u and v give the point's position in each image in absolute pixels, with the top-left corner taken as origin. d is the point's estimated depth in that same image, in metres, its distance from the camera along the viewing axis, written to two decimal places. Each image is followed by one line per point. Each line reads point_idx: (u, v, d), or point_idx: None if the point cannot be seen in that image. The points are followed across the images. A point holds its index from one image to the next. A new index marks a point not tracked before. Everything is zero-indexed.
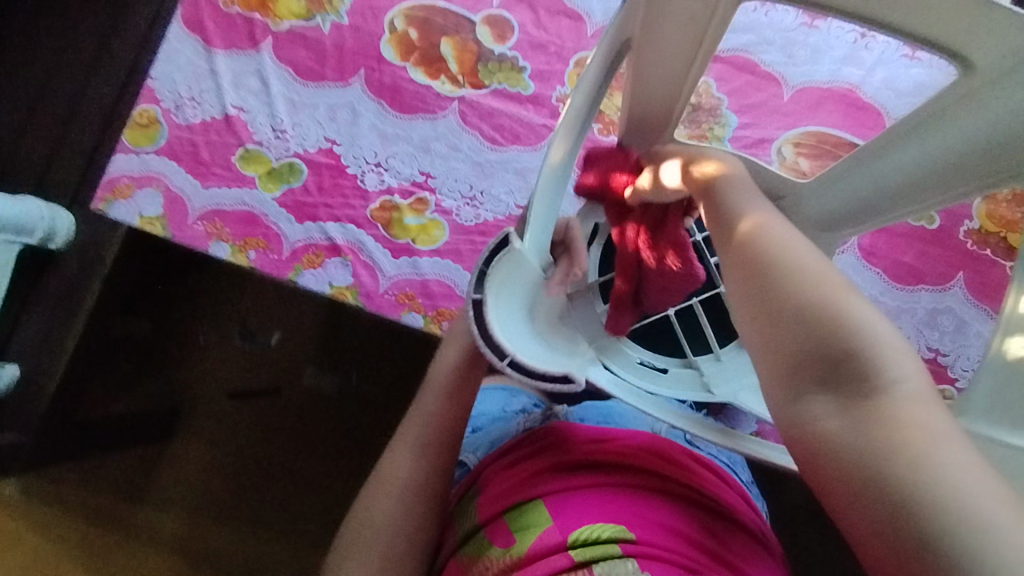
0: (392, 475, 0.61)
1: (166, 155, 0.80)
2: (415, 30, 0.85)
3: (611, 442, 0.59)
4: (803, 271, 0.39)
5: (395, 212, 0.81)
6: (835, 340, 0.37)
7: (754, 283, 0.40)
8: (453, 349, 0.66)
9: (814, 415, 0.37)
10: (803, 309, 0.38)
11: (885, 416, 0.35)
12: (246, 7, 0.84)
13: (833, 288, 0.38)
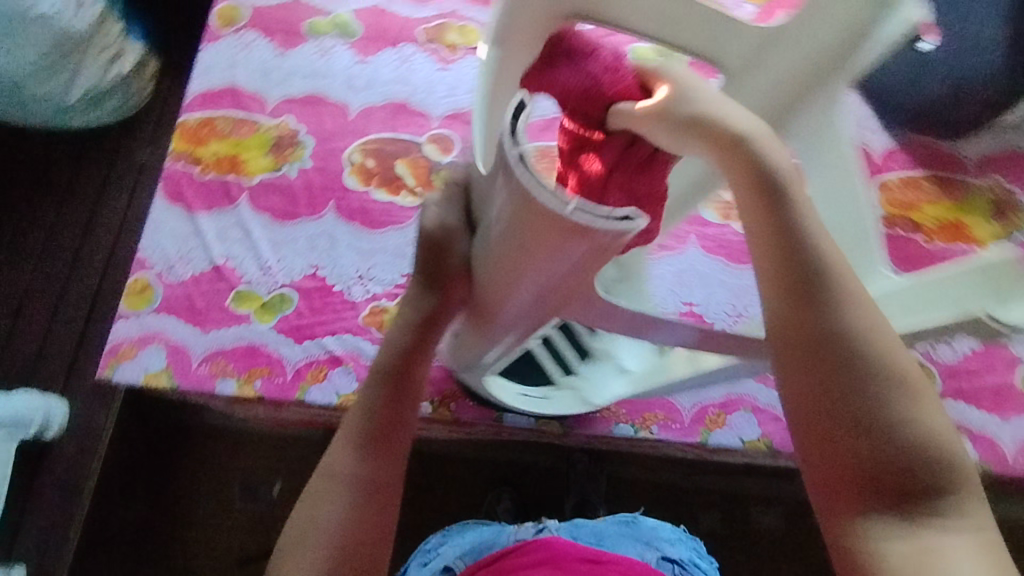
0: (337, 461, 0.54)
1: (164, 311, 0.81)
2: (371, 159, 0.88)
3: (602, 563, 0.68)
4: (883, 378, 0.43)
5: (384, 314, 0.81)
6: (866, 337, 0.44)
7: (806, 288, 0.45)
8: (396, 332, 0.60)
9: (873, 532, 0.42)
10: (839, 308, 0.44)
11: (893, 392, 0.43)
12: (221, 173, 0.88)
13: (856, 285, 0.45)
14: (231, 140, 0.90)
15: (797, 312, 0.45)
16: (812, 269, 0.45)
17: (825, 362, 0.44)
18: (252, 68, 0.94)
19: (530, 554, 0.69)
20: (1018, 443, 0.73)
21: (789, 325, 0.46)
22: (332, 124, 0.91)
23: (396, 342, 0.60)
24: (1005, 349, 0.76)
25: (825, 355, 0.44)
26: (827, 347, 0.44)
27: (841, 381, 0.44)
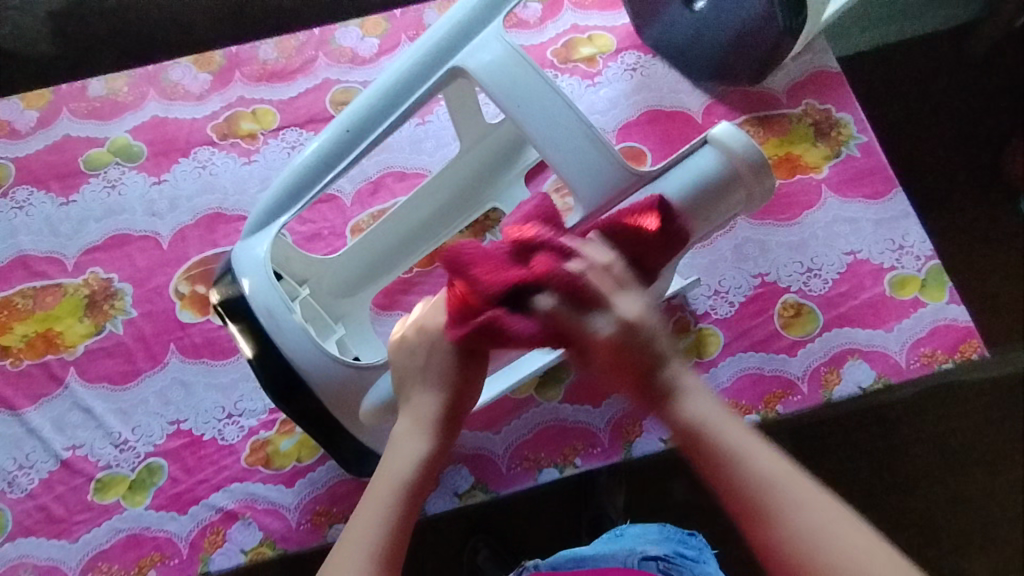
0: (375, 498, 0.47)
1: (22, 534, 0.71)
2: (202, 284, 0.80)
3: None
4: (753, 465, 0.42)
5: (267, 446, 0.73)
6: (781, 486, 0.41)
7: (700, 449, 0.44)
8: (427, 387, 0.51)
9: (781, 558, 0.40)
10: (736, 462, 0.43)
11: (829, 539, 0.40)
12: (36, 356, 0.77)
13: (747, 439, 0.44)
14: (38, 315, 0.79)
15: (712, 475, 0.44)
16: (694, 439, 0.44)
17: (745, 512, 0.42)
18: (36, 228, 0.83)
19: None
20: (905, 348, 0.75)
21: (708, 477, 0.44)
22: (146, 260, 0.82)
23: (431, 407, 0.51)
24: (865, 262, 0.79)
25: (747, 502, 0.42)
26: (738, 502, 0.42)
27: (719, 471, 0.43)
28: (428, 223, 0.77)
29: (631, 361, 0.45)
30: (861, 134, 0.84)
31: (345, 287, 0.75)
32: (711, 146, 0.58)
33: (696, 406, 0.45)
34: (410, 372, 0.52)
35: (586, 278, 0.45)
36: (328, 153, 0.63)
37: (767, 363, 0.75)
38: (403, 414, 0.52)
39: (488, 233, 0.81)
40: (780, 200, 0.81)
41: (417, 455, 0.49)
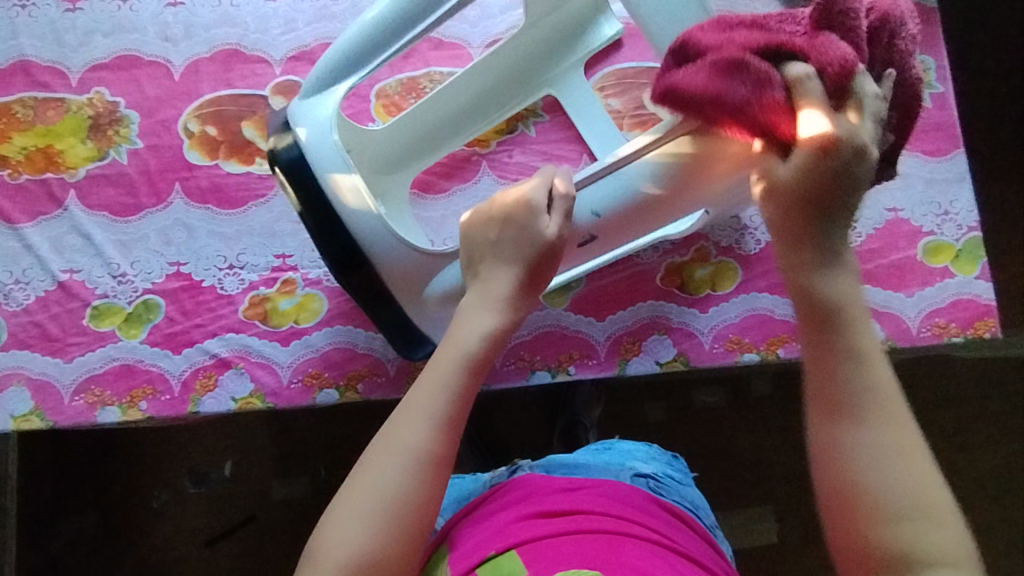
0: (422, 417, 0.51)
1: (15, 347, 0.71)
2: (212, 125, 0.76)
3: (579, 491, 0.56)
4: (867, 368, 0.50)
5: (266, 303, 0.73)
6: (875, 394, 0.49)
7: (823, 334, 0.51)
8: (467, 330, 0.55)
9: (844, 440, 0.48)
10: (856, 357, 0.50)
11: (887, 455, 0.47)
12: (36, 171, 0.74)
13: (872, 347, 0.51)
14: (38, 129, 0.75)
15: (823, 374, 0.50)
16: (835, 317, 0.51)
17: (838, 410, 0.49)
18: (39, 32, 0.77)
19: (505, 496, 0.57)
20: (921, 315, 0.74)
21: (810, 374, 0.51)
22: (156, 89, 0.76)
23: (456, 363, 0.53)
24: (904, 223, 0.75)
25: (833, 400, 0.49)
26: (830, 395, 0.49)
27: (826, 349, 0.50)
28: (480, 101, 0.73)
29: (806, 197, 0.53)
30: (938, 84, 0.77)
31: (395, 157, 0.72)
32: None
33: (842, 286, 0.52)
34: (498, 247, 0.57)
35: (778, 125, 0.54)
36: (388, 24, 0.59)
37: (780, 308, 0.74)
38: (472, 289, 0.57)
39: (520, 124, 0.77)
40: None
41: (485, 328, 0.55)
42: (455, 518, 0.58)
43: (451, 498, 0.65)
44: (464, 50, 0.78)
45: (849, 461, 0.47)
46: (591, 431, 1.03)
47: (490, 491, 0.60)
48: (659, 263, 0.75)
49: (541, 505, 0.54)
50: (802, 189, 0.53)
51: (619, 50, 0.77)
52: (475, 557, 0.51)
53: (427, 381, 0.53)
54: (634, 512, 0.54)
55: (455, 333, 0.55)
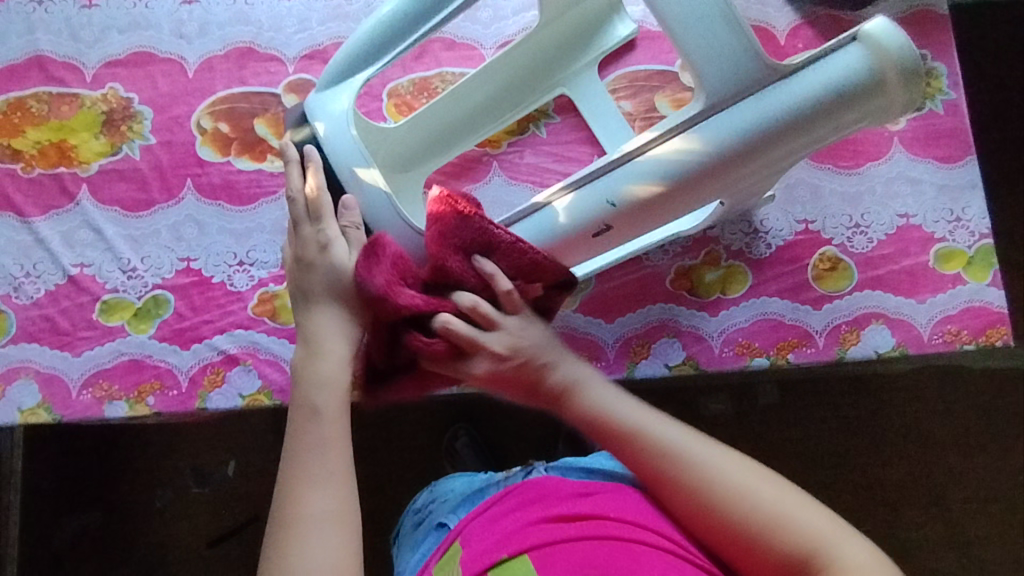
0: (322, 483, 0.52)
1: (24, 340, 0.71)
2: (224, 122, 0.76)
3: (593, 495, 0.56)
4: (678, 459, 0.54)
5: (276, 300, 0.73)
6: (681, 470, 0.54)
7: (610, 438, 0.56)
8: (334, 342, 0.57)
9: (720, 488, 0.52)
10: (639, 436, 0.56)
11: (733, 482, 0.52)
12: (48, 165, 0.74)
13: (656, 421, 0.56)
14: (52, 123, 0.75)
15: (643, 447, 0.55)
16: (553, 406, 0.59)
17: (674, 494, 0.54)
18: (55, 28, 0.77)
19: (519, 496, 0.58)
20: (932, 322, 0.73)
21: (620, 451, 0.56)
22: (169, 86, 0.77)
23: (341, 358, 0.57)
24: (916, 229, 0.75)
25: (673, 468, 0.54)
26: (672, 482, 0.54)
27: (641, 438, 0.55)
28: (492, 102, 0.73)
29: (501, 373, 0.58)
30: (951, 91, 0.77)
31: (411, 156, 0.72)
32: (860, 44, 0.52)
33: (593, 401, 0.58)
34: (313, 299, 0.59)
35: (513, 289, 0.58)
36: (409, 13, 0.58)
37: (790, 312, 0.73)
38: (308, 355, 0.57)
39: (531, 125, 0.77)
40: (848, 146, 0.76)
41: (341, 355, 0.57)
42: (466, 520, 0.59)
43: (462, 497, 0.65)
44: (476, 51, 0.78)
45: (726, 492, 0.52)
46: None
47: (504, 490, 0.60)
48: (669, 265, 0.75)
49: (555, 509, 0.55)
50: (505, 376, 0.58)
51: (630, 53, 0.78)
52: (486, 560, 0.52)
53: (302, 447, 0.53)
54: (650, 516, 0.55)
55: (302, 385, 0.56)
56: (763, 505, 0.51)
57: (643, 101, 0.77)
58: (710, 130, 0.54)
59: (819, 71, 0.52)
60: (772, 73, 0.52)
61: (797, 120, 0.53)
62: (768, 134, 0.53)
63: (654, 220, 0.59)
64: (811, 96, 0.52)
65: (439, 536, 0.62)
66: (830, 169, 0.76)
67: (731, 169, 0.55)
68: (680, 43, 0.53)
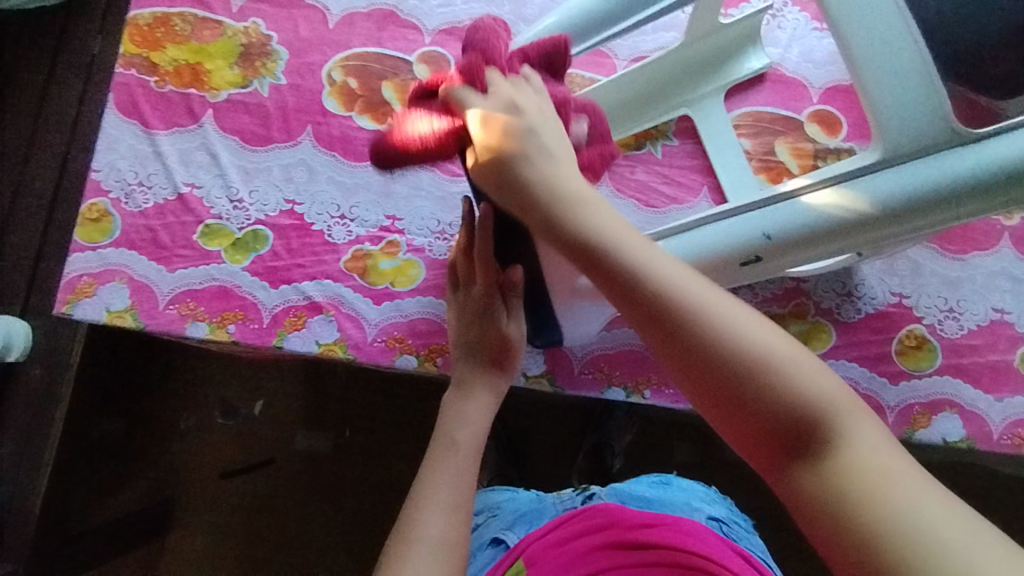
0: (441, 508, 0.49)
1: (124, 245, 0.74)
2: (354, 78, 0.78)
3: (660, 527, 0.55)
4: (739, 333, 0.39)
5: (368, 260, 0.74)
6: (759, 347, 0.39)
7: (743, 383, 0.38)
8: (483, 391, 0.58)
9: (771, 392, 0.38)
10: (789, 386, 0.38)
11: (811, 402, 0.37)
12: (180, 84, 0.77)
13: (794, 358, 0.39)
14: (192, 45, 0.78)
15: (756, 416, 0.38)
16: (678, 315, 0.40)
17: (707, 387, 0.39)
18: None
19: (581, 521, 0.58)
20: (1006, 422, 0.72)
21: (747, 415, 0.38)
22: (309, 32, 0.78)
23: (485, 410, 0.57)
24: (1008, 326, 0.74)
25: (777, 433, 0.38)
26: (700, 377, 0.39)
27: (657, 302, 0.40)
28: (617, 112, 0.73)
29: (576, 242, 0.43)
30: None
31: None
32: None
33: (652, 266, 0.41)
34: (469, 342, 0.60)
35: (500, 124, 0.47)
36: (586, 19, 0.58)
37: (866, 381, 0.73)
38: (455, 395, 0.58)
39: (648, 142, 0.77)
40: (956, 231, 0.76)
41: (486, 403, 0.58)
42: (531, 538, 0.58)
43: (516, 515, 0.66)
44: (609, 59, 0.79)
45: (770, 384, 0.38)
46: (617, 458, 1.05)
47: (568, 513, 0.60)
48: (756, 308, 0.74)
49: (621, 534, 0.54)
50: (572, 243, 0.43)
51: (761, 92, 0.78)
52: None
53: (428, 473, 0.51)
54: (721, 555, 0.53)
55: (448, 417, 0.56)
56: (819, 425, 0.37)
57: (764, 141, 0.77)
58: (879, 183, 0.53)
59: (1000, 145, 0.51)
60: (953, 137, 0.52)
61: (968, 189, 0.52)
62: (940, 195, 0.52)
63: (806, 257, 0.58)
64: (988, 171, 0.51)
65: (495, 553, 0.61)
66: (932, 249, 0.76)
67: (901, 219, 0.53)
68: (869, 89, 0.52)
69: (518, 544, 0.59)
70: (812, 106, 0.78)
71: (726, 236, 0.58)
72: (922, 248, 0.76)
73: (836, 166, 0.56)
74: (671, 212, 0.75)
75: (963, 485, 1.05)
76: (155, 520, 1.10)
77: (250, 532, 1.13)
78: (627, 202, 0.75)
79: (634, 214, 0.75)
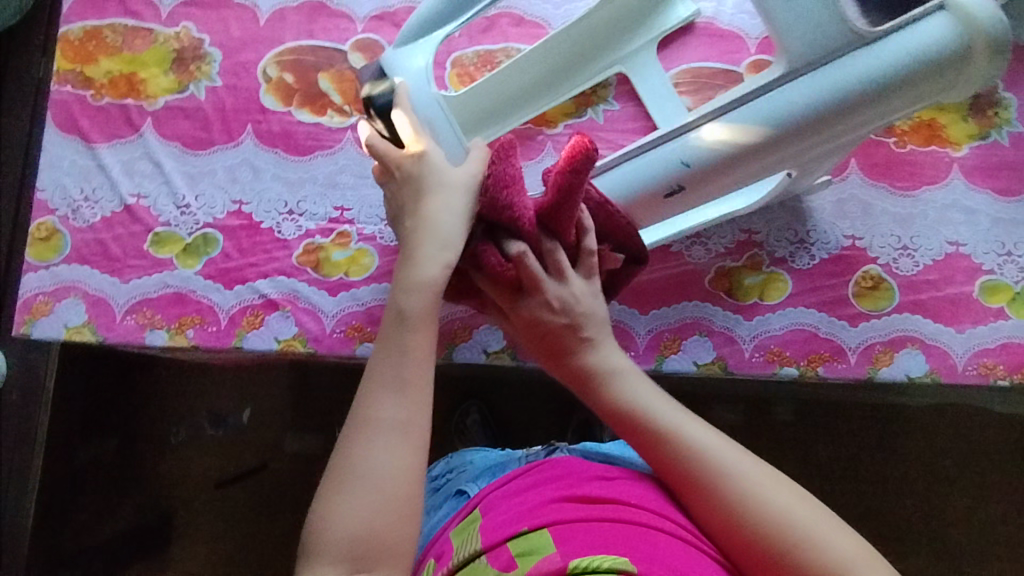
0: (383, 429, 0.48)
1: (76, 261, 0.74)
2: (290, 72, 0.77)
3: (617, 480, 0.57)
4: (685, 433, 0.54)
5: (320, 252, 0.74)
6: (715, 461, 0.53)
7: (659, 447, 0.55)
8: (439, 249, 0.55)
9: (725, 485, 0.52)
10: (673, 431, 0.55)
11: (755, 487, 0.51)
12: (117, 96, 0.77)
13: (680, 420, 0.56)
14: (124, 55, 0.77)
15: (664, 466, 0.55)
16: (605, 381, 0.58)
17: (688, 489, 0.53)
18: None
19: (542, 472, 0.60)
20: (969, 353, 0.72)
21: (650, 455, 0.55)
22: (241, 31, 0.78)
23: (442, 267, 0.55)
24: (964, 257, 0.74)
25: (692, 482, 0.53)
26: (679, 479, 0.54)
27: (599, 400, 0.58)
28: (550, 76, 0.72)
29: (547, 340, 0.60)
30: (1018, 123, 0.76)
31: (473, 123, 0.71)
32: (945, 13, 0.50)
33: (628, 391, 0.58)
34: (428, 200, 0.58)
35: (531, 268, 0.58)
36: None
37: (825, 325, 0.73)
38: (408, 258, 0.56)
39: (590, 109, 0.77)
40: (904, 167, 0.76)
41: (445, 265, 0.55)
42: (489, 489, 0.61)
43: (483, 468, 0.68)
44: (544, 30, 0.78)
45: (724, 472, 0.52)
46: (607, 430, 1.06)
47: (526, 466, 0.62)
48: (710, 264, 0.75)
49: (574, 488, 0.55)
50: (543, 340, 0.60)
51: (699, 48, 0.77)
52: (502, 531, 0.52)
53: (382, 353, 0.52)
54: (671, 509, 0.55)
55: (398, 295, 0.54)
56: (746, 495, 0.51)
57: (705, 96, 0.76)
58: (784, 99, 0.55)
59: (900, 41, 0.51)
60: (853, 40, 0.52)
61: (866, 92, 0.52)
62: (847, 104, 0.53)
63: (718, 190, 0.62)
64: (896, 64, 0.51)
65: (457, 503, 0.64)
66: (883, 188, 0.76)
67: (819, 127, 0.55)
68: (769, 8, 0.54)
69: (476, 494, 0.62)
70: (751, 56, 0.77)
71: (643, 173, 0.61)
72: (873, 188, 0.76)
73: (733, 93, 0.57)
74: None
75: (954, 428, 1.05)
76: (155, 531, 1.13)
77: (247, 539, 1.13)
78: None
79: None
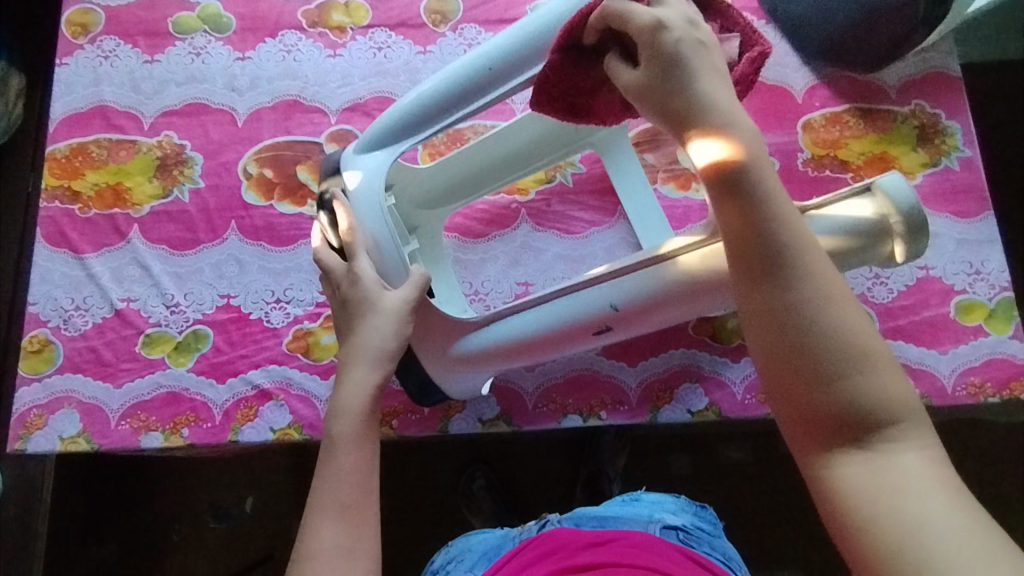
0: (331, 560, 0.50)
1: (69, 370, 0.75)
2: (269, 168, 0.81)
3: (607, 544, 0.56)
4: (831, 300, 0.40)
5: (310, 337, 0.76)
6: (848, 341, 0.39)
7: (771, 281, 0.41)
8: (365, 369, 0.57)
9: (850, 379, 0.39)
10: (817, 306, 0.40)
11: (884, 398, 0.39)
12: (103, 206, 0.79)
13: (836, 292, 0.40)
14: (110, 167, 0.81)
15: (773, 320, 0.40)
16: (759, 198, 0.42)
17: (791, 360, 0.40)
18: (118, 81, 0.84)
19: (534, 548, 0.59)
20: (956, 373, 0.73)
21: (763, 317, 0.41)
22: (220, 134, 0.82)
23: (368, 387, 0.57)
24: (936, 280, 0.76)
25: (824, 426, 0.39)
26: (779, 345, 0.40)
27: (755, 230, 0.41)
28: (501, 163, 0.73)
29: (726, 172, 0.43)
30: (966, 148, 0.80)
31: (430, 198, 0.73)
32: (873, 194, 0.57)
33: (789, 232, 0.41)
34: (353, 314, 0.60)
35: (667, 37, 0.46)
36: (437, 104, 0.63)
37: None
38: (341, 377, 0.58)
39: (558, 174, 0.80)
40: None
41: (372, 384, 0.57)
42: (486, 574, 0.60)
43: (480, 555, 0.67)
44: (507, 105, 0.83)
45: (835, 357, 0.39)
46: (615, 482, 1.03)
47: (520, 545, 0.61)
48: None
49: (567, 560, 0.55)
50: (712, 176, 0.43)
51: None
52: None
53: (322, 484, 0.53)
54: (666, 565, 0.54)
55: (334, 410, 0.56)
56: (869, 391, 0.39)
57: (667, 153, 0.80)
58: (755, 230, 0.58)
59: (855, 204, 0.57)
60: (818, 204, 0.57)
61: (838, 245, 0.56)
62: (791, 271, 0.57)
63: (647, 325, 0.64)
64: (857, 223, 0.56)
65: None
66: None
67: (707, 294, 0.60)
68: None
69: None
70: None
71: (575, 313, 0.63)
72: None
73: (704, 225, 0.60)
74: (592, 236, 0.78)
75: (965, 446, 1.03)
76: None
77: None
78: (548, 233, 0.79)
79: (558, 245, 0.78)
